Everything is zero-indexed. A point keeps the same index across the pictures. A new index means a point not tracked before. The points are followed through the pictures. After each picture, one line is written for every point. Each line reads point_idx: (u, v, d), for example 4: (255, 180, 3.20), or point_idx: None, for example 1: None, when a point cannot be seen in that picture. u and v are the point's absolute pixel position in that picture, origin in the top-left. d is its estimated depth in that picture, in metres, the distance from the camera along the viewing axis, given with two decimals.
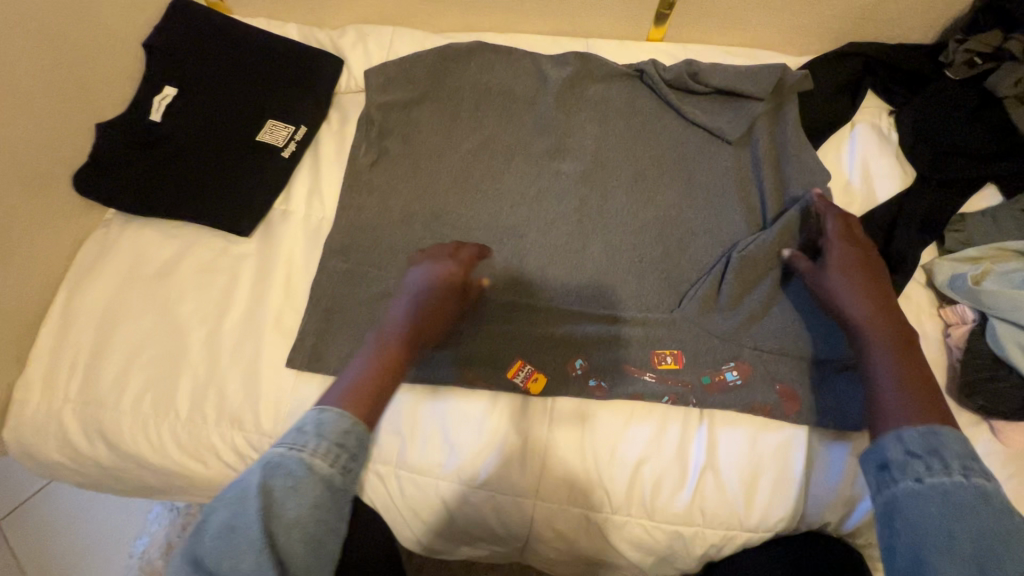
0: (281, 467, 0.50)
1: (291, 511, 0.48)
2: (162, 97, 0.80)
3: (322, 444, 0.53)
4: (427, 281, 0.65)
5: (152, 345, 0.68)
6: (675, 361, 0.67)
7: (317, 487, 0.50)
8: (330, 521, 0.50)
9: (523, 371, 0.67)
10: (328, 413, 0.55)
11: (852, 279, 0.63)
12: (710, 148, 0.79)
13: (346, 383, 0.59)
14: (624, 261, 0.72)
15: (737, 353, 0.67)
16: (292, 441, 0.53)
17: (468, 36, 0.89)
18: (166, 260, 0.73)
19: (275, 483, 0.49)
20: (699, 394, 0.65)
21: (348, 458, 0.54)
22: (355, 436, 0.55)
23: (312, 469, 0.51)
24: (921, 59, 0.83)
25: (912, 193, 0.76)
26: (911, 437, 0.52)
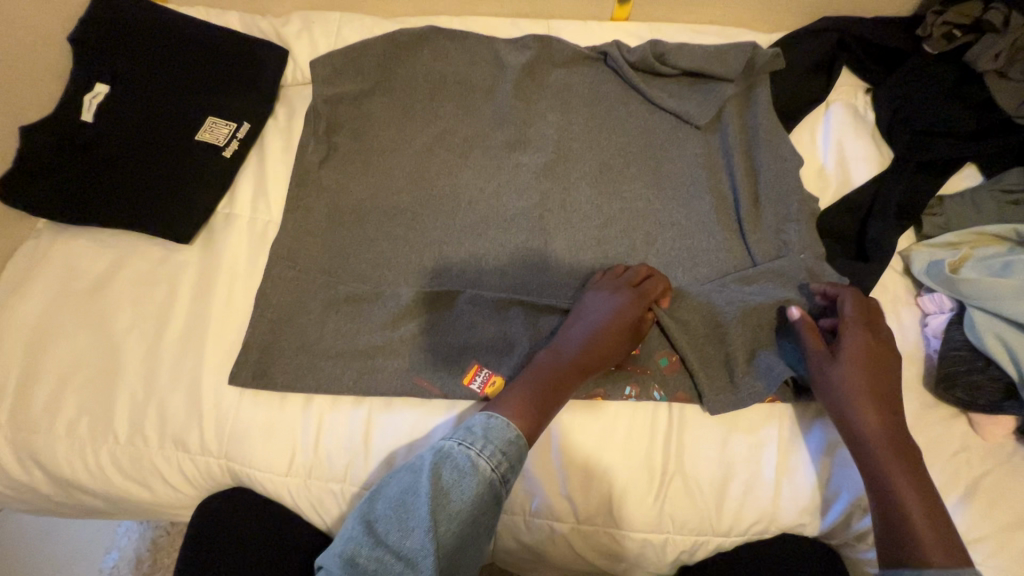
0: (451, 457, 0.51)
1: (458, 502, 0.50)
2: (93, 95, 0.74)
3: (494, 450, 0.52)
4: (611, 308, 0.62)
5: (88, 364, 0.64)
6: (630, 346, 0.64)
7: (480, 488, 0.51)
8: (482, 522, 0.51)
9: (480, 376, 0.63)
10: (498, 419, 0.54)
11: (858, 374, 0.57)
12: (678, 134, 0.75)
13: (517, 393, 0.57)
14: (588, 257, 0.69)
15: (701, 337, 0.64)
16: (462, 437, 0.53)
17: (423, 21, 0.83)
18: (101, 272, 0.68)
19: (444, 472, 0.51)
20: (659, 377, 0.63)
21: (502, 458, 0.52)
22: (518, 449, 0.53)
23: (477, 468, 0.51)
24: (898, 33, 0.79)
25: (888, 176, 0.73)
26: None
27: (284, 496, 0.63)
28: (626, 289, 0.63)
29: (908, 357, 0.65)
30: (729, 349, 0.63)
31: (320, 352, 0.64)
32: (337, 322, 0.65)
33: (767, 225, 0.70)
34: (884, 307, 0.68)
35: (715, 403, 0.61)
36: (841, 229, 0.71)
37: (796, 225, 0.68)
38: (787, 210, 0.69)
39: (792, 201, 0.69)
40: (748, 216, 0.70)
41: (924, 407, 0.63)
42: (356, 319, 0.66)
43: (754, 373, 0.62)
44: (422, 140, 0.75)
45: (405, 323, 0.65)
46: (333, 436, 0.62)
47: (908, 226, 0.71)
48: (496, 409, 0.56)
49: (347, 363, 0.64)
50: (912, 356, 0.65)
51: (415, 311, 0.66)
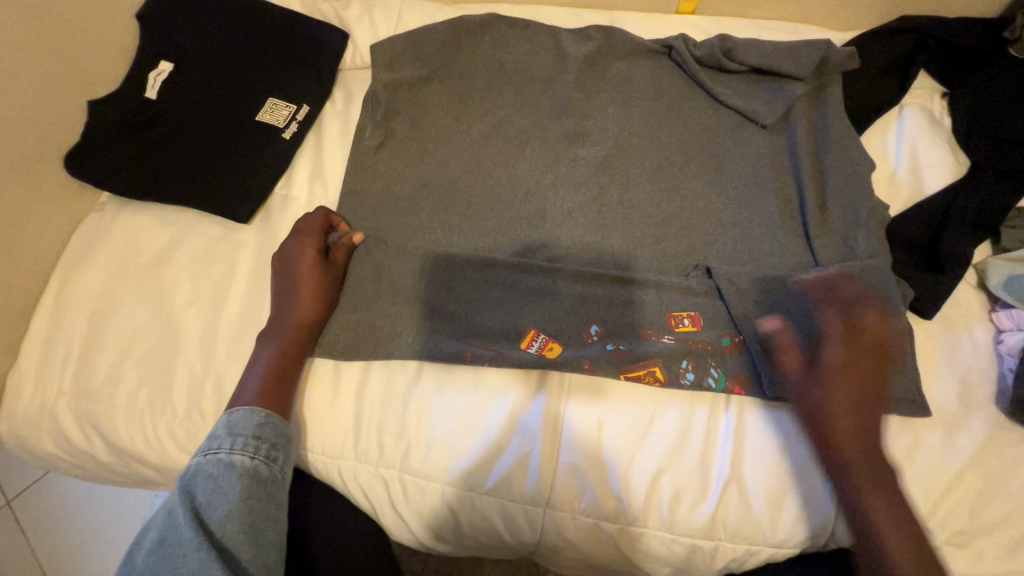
0: (200, 473, 0.50)
1: (218, 510, 0.48)
2: (158, 72, 0.75)
3: (239, 443, 0.53)
4: (298, 261, 0.63)
5: (148, 338, 0.65)
6: (693, 323, 0.63)
7: (244, 480, 0.51)
8: (265, 508, 0.51)
9: (537, 341, 0.63)
10: (238, 413, 0.55)
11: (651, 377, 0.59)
12: (744, 131, 0.72)
13: (256, 381, 0.58)
14: (646, 253, 0.67)
15: (769, 321, 0.62)
16: (208, 448, 0.52)
17: (484, 9, 0.82)
18: (162, 248, 0.69)
19: (197, 489, 0.50)
20: (719, 356, 0.62)
21: (248, 441, 0.53)
22: (272, 426, 0.55)
23: (232, 466, 0.51)
24: (982, 35, 0.74)
25: (965, 185, 0.70)
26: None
27: (334, 477, 0.64)
28: (295, 240, 0.65)
29: (980, 374, 0.62)
30: (802, 334, 0.61)
31: (377, 334, 0.64)
32: (389, 307, 0.65)
33: (835, 229, 0.67)
34: (956, 322, 0.65)
35: (776, 387, 0.60)
36: (912, 237, 0.68)
37: (865, 231, 0.65)
38: (855, 215, 0.66)
39: (863, 206, 0.66)
40: (815, 219, 0.67)
41: (996, 428, 0.60)
42: (408, 306, 0.65)
43: None
44: (478, 129, 0.74)
45: (457, 311, 0.65)
46: (385, 422, 0.62)
47: (984, 238, 0.68)
48: (239, 404, 0.56)
49: (401, 343, 0.64)
50: (985, 374, 0.62)
51: (468, 299, 0.65)
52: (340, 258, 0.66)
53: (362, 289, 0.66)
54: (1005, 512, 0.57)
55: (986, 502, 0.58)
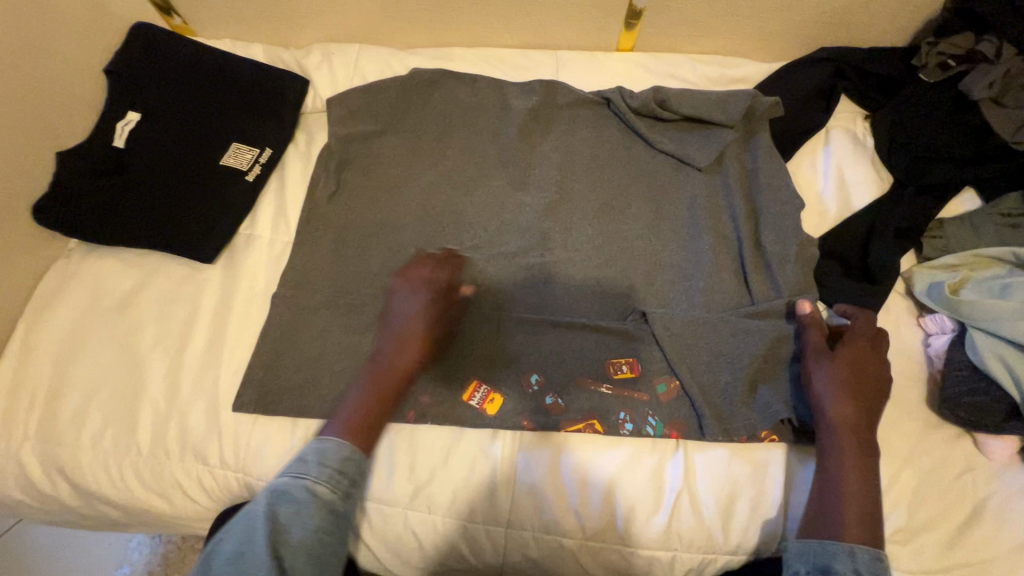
0: (286, 494, 0.54)
1: (299, 533, 0.52)
2: (125, 122, 0.80)
3: (337, 477, 0.58)
4: (416, 303, 0.67)
5: (114, 378, 0.66)
6: (631, 369, 0.66)
7: (321, 513, 0.55)
8: (332, 546, 0.54)
9: (479, 393, 0.65)
10: (328, 443, 0.59)
11: (844, 377, 0.59)
12: (683, 156, 0.77)
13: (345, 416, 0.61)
14: (591, 282, 0.72)
15: (704, 364, 0.65)
16: (296, 471, 0.57)
17: (437, 54, 0.88)
18: (128, 290, 0.71)
19: (281, 507, 0.53)
20: (655, 404, 0.65)
21: (348, 485, 0.58)
22: (355, 464, 0.59)
23: (314, 494, 0.55)
24: (892, 62, 0.80)
25: (887, 200, 0.75)
26: (863, 558, 0.52)
27: None
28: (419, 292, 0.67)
29: (911, 376, 0.66)
30: (734, 375, 0.65)
31: (334, 376, 0.66)
32: (354, 342, 0.68)
33: (769, 264, 0.71)
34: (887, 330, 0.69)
35: (714, 429, 0.63)
36: (843, 252, 0.73)
37: (792, 267, 0.69)
38: (784, 250, 0.70)
39: (789, 239, 0.71)
40: (745, 250, 0.72)
41: (928, 425, 0.64)
42: (365, 351, 0.67)
43: (753, 407, 0.64)
44: (433, 172, 0.79)
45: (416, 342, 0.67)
46: None
47: (909, 248, 0.73)
48: (328, 434, 0.60)
49: (357, 389, 0.65)
50: (916, 376, 0.66)
51: (413, 348, 0.67)
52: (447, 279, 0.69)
53: (311, 336, 0.68)
54: (940, 510, 0.60)
55: (924, 499, 0.60)
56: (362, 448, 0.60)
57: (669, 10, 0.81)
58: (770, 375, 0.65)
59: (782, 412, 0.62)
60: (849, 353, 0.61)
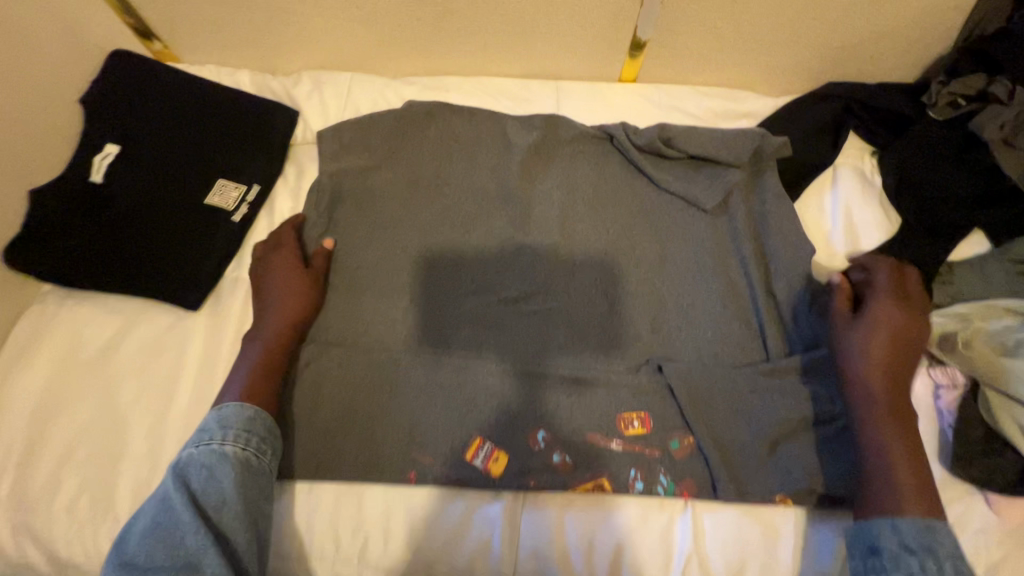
0: (192, 464, 0.55)
1: (215, 494, 0.53)
2: (104, 156, 0.75)
3: (248, 437, 0.57)
4: (281, 264, 0.69)
5: (93, 437, 0.63)
6: (642, 425, 0.64)
7: (235, 469, 0.55)
8: (257, 496, 0.55)
9: (482, 451, 0.62)
10: (229, 408, 0.59)
11: (873, 337, 0.60)
12: (688, 197, 0.75)
13: (238, 384, 0.61)
14: (595, 330, 0.69)
15: (719, 420, 0.64)
16: (199, 440, 0.56)
17: (433, 84, 0.84)
18: (108, 340, 0.68)
19: (192, 475, 0.54)
20: (667, 461, 0.62)
21: (259, 441, 0.58)
22: (261, 422, 0.59)
23: (223, 454, 0.55)
24: (901, 99, 0.79)
25: (897, 243, 0.73)
26: (908, 529, 0.52)
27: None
28: (278, 249, 0.70)
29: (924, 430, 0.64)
30: (753, 435, 0.63)
31: (330, 434, 0.63)
32: (351, 397, 0.64)
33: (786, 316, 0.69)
34: None
35: (728, 491, 0.61)
36: None
37: (807, 317, 0.68)
38: (797, 299, 0.69)
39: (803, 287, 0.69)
40: (761, 297, 0.70)
41: (943, 484, 0.62)
42: (360, 407, 0.64)
43: (771, 468, 0.62)
44: (429, 210, 0.75)
45: (417, 397, 0.64)
46: (338, 515, 0.61)
47: (919, 294, 0.71)
48: (226, 400, 0.60)
49: (354, 447, 0.62)
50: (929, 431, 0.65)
51: (412, 404, 0.64)
52: (317, 263, 0.70)
53: (303, 391, 0.65)
54: None
55: None
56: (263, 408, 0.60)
57: (674, 43, 0.78)
58: (790, 433, 0.63)
59: (802, 478, 0.61)
60: (881, 313, 0.60)
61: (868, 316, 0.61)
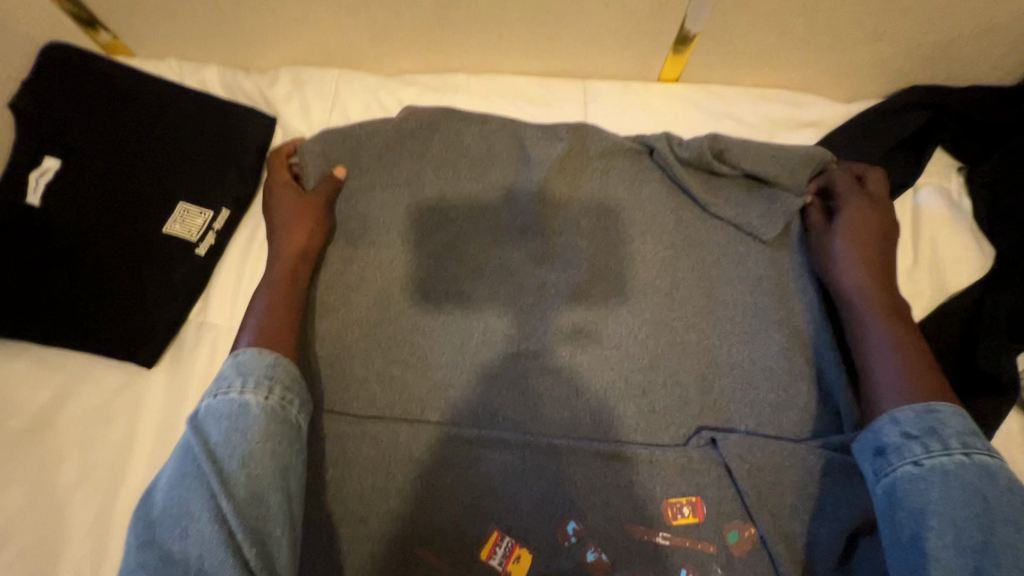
0: (213, 415, 0.46)
1: (238, 448, 0.44)
2: (41, 173, 0.62)
3: (270, 384, 0.49)
4: (285, 198, 0.63)
5: (26, 528, 0.52)
6: (693, 514, 0.53)
7: (262, 422, 0.46)
8: (287, 452, 0.46)
9: (501, 548, 0.51)
10: (246, 354, 0.50)
11: (851, 236, 0.59)
12: (744, 225, 0.63)
13: (251, 326, 0.55)
14: (635, 391, 0.58)
15: (786, 509, 0.53)
16: (217, 390, 0.48)
17: (437, 85, 0.71)
18: (44, 405, 0.57)
19: (211, 430, 0.45)
20: (724, 559, 0.51)
21: (283, 390, 0.49)
22: (284, 368, 0.50)
23: (246, 407, 0.46)
24: (1002, 105, 0.65)
25: (994, 284, 0.61)
26: (905, 415, 0.47)
27: None
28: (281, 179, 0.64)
29: None
30: (829, 530, 0.51)
31: (317, 526, 0.52)
32: (342, 479, 0.54)
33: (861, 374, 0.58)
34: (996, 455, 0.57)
35: None
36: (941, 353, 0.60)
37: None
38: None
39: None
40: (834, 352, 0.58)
41: None
42: (352, 492, 0.53)
43: (857, 575, 0.50)
44: (432, 241, 0.63)
45: (424, 479, 0.53)
46: None
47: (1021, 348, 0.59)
48: (240, 348, 0.52)
49: (347, 542, 0.52)
50: None
51: (415, 485, 0.53)
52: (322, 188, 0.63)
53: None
54: None
55: None
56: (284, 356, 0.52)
57: (727, 38, 0.65)
58: (877, 529, 0.51)
59: None
60: (856, 220, 0.59)
61: (841, 222, 0.60)
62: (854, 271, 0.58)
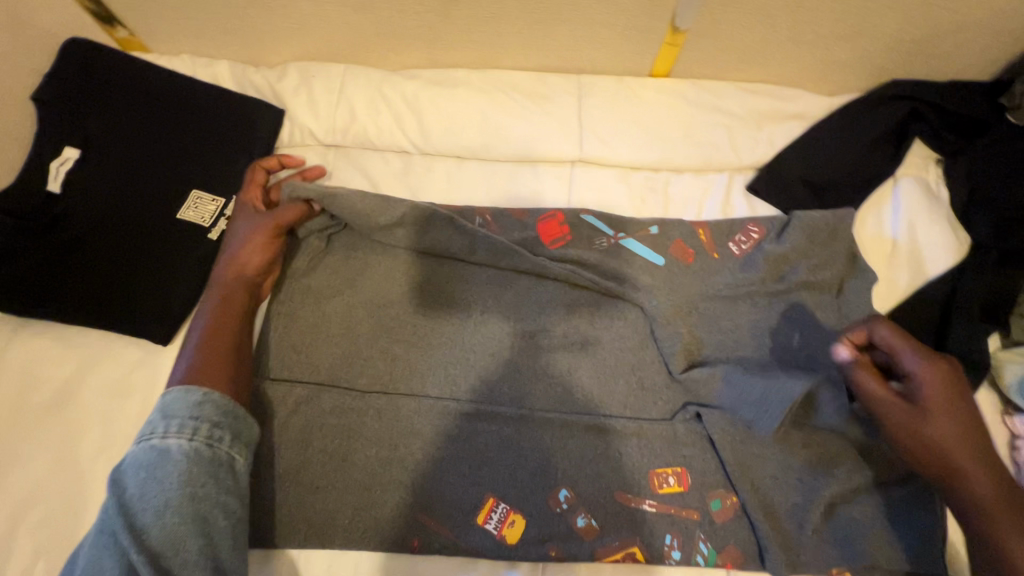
0: (134, 463, 0.47)
1: (155, 496, 0.45)
2: (61, 162, 0.65)
3: (196, 424, 0.48)
4: (232, 231, 0.61)
5: (50, 494, 0.55)
6: (678, 482, 0.56)
7: (181, 467, 0.46)
8: (210, 495, 0.46)
9: (496, 514, 0.55)
10: (173, 394, 0.50)
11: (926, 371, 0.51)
12: (729, 212, 0.70)
13: (184, 359, 0.53)
14: (625, 369, 0.61)
15: (768, 479, 0.55)
16: (144, 434, 0.48)
17: (439, 79, 0.74)
18: (64, 381, 0.60)
19: (129, 480, 0.46)
20: (707, 525, 0.54)
21: (211, 428, 0.49)
22: (212, 405, 0.49)
23: (166, 452, 0.47)
24: (978, 100, 0.69)
25: (969, 269, 0.64)
26: None
27: None
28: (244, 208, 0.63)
29: None
30: (806, 497, 0.54)
31: (323, 494, 0.55)
32: (348, 450, 0.56)
33: None
34: None
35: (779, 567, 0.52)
36: (917, 334, 0.63)
37: None
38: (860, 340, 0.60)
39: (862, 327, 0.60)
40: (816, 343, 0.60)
41: None
42: (356, 462, 0.56)
43: (826, 536, 0.53)
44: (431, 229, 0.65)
45: (426, 450, 0.57)
46: None
47: (993, 330, 0.62)
48: (172, 385, 0.51)
49: (352, 508, 0.55)
50: None
51: (416, 455, 0.56)
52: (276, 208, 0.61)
53: (289, 440, 0.56)
54: None
55: None
56: (214, 389, 0.51)
57: (716, 34, 0.68)
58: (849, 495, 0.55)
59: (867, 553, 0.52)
60: (929, 390, 0.50)
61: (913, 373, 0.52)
62: (935, 406, 0.50)
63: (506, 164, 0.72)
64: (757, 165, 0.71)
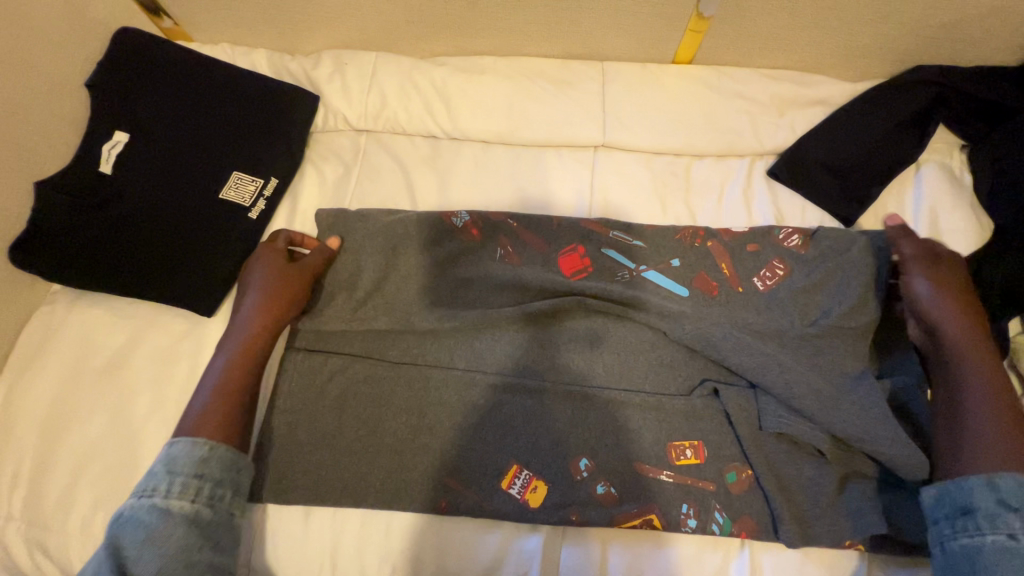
0: (133, 518, 0.48)
1: (152, 556, 0.47)
2: (113, 145, 0.69)
3: (198, 485, 0.50)
4: (260, 272, 0.62)
5: (107, 451, 0.59)
6: (695, 455, 0.58)
7: (183, 527, 0.48)
8: (206, 555, 0.49)
9: (520, 480, 0.57)
10: (178, 445, 0.52)
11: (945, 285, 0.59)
12: (750, 196, 0.71)
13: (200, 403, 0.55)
14: (645, 351, 0.62)
15: (783, 454, 0.57)
16: (144, 488, 0.50)
17: (466, 65, 0.76)
18: (118, 349, 0.65)
19: (128, 537, 0.48)
20: (723, 497, 0.56)
21: (213, 487, 0.51)
22: (218, 461, 0.52)
23: (168, 513, 0.49)
24: (1007, 85, 0.68)
25: (991, 254, 0.64)
26: (1007, 485, 0.49)
27: None
28: (273, 248, 0.64)
29: None
30: (819, 473, 0.56)
31: (357, 459, 0.58)
32: (381, 417, 0.59)
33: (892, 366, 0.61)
34: None
35: (792, 537, 0.54)
36: None
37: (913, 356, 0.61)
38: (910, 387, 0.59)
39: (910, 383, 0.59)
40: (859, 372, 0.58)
41: None
42: (388, 431, 0.59)
43: (840, 510, 0.55)
44: (455, 218, 0.67)
45: (455, 420, 0.59)
46: (368, 542, 0.57)
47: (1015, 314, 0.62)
48: (181, 436, 0.53)
49: (384, 471, 0.58)
50: None
51: (443, 423, 0.59)
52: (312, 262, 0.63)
53: (325, 406, 0.60)
54: None
55: None
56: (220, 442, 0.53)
57: (740, 21, 0.69)
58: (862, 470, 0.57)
59: (876, 526, 0.54)
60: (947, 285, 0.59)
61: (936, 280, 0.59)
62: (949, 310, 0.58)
63: (532, 149, 0.74)
64: (779, 150, 0.72)
